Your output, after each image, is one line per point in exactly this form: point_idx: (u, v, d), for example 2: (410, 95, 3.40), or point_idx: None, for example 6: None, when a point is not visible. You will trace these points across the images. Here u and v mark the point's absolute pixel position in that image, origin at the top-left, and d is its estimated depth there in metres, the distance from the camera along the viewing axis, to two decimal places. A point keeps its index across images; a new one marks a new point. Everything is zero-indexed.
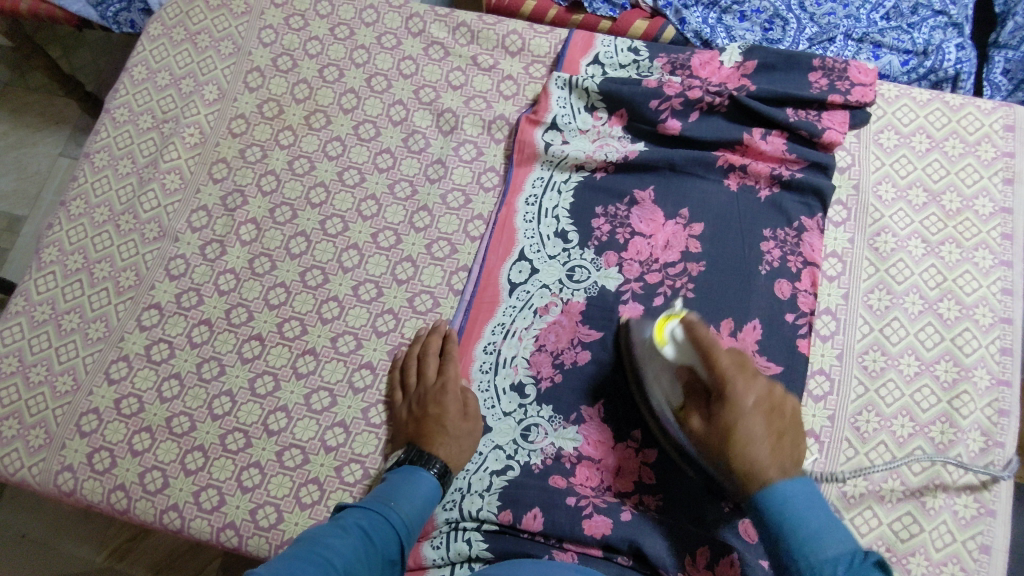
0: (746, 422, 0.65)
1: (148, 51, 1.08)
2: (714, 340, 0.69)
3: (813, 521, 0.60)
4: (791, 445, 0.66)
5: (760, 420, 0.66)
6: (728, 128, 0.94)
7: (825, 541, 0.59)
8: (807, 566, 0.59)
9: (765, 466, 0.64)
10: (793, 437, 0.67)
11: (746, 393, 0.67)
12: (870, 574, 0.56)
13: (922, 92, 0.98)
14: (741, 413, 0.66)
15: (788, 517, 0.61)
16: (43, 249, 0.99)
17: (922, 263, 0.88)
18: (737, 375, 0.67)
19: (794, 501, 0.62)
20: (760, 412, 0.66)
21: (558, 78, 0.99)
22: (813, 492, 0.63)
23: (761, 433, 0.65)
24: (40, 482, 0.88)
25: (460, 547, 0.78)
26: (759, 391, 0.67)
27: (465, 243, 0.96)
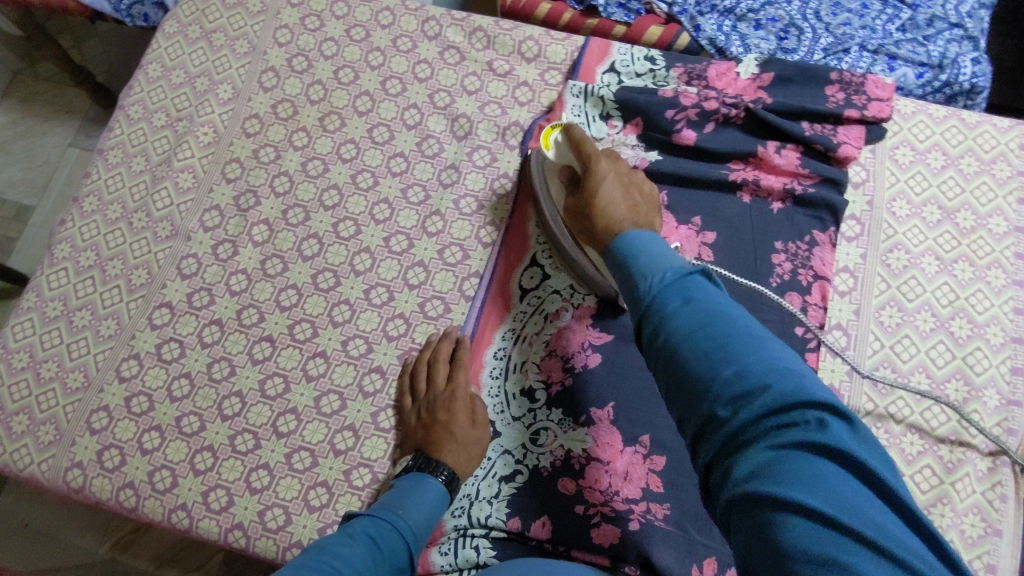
0: (605, 183, 0.73)
1: (163, 48, 1.08)
2: (585, 138, 0.79)
3: (644, 247, 0.60)
4: (648, 215, 0.73)
5: (619, 182, 0.75)
6: (743, 140, 0.94)
7: (658, 259, 0.58)
8: (641, 273, 0.57)
9: (614, 215, 0.70)
10: (651, 206, 0.75)
11: (603, 170, 0.75)
12: (692, 277, 0.55)
13: (938, 108, 0.97)
14: (599, 171, 0.75)
15: (631, 250, 0.60)
16: (56, 244, 0.99)
17: (935, 280, 0.88)
18: (598, 163, 0.76)
19: (637, 246, 0.61)
20: (618, 181, 0.74)
21: (574, 85, 0.99)
22: (650, 235, 0.62)
23: (616, 190, 0.73)
24: (49, 478, 0.88)
25: (468, 553, 0.79)
26: (616, 164, 0.77)
27: (477, 249, 0.96)
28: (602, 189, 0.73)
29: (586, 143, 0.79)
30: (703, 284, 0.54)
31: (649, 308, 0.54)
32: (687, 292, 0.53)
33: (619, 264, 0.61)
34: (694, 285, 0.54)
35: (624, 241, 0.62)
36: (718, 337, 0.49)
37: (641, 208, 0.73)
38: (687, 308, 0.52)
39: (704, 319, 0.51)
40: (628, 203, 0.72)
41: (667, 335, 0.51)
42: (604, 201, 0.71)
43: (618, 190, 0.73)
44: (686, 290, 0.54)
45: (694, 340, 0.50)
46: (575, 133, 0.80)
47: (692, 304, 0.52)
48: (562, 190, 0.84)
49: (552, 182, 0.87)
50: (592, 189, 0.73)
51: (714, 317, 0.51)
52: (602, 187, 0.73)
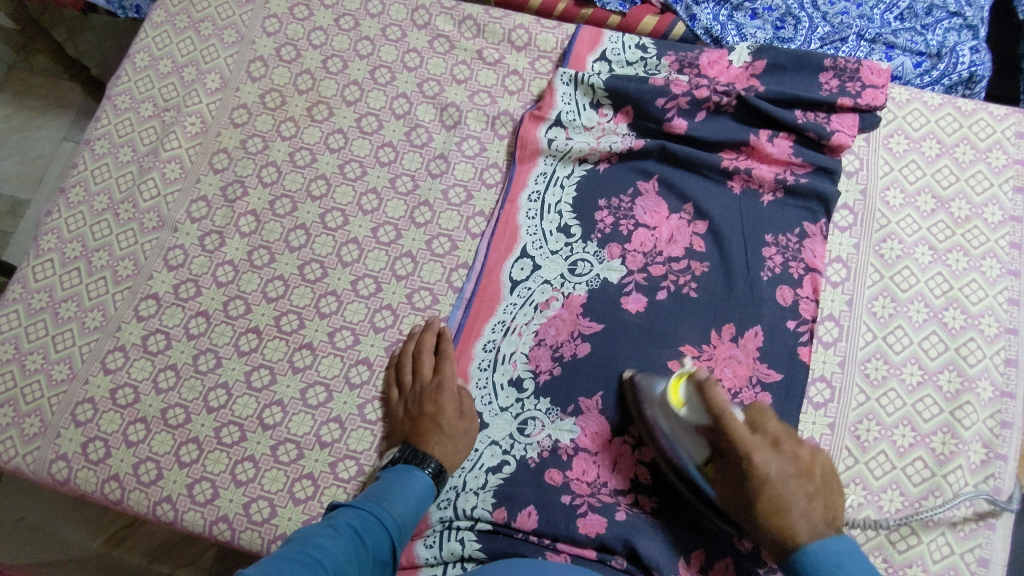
0: (779, 486, 0.65)
1: (150, 38, 1.07)
2: (728, 411, 0.68)
3: (856, 573, 0.61)
4: (824, 488, 0.67)
5: (795, 482, 0.66)
6: (735, 129, 0.93)
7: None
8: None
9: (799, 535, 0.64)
10: (824, 494, 0.66)
11: (773, 465, 0.66)
12: None
13: (933, 96, 0.96)
14: (774, 480, 0.65)
15: (832, 573, 0.61)
16: (42, 236, 0.98)
17: (928, 270, 0.87)
18: (756, 446, 0.66)
19: (840, 559, 0.62)
20: (797, 478, 0.66)
21: (563, 73, 0.98)
22: (855, 551, 0.63)
23: (799, 500, 0.65)
24: (34, 471, 0.87)
25: (453, 546, 0.78)
26: (785, 452, 0.67)
27: (466, 239, 0.95)
28: (769, 489, 0.65)
29: (738, 424, 0.67)
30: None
31: None
32: None
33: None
34: None
35: (823, 549, 0.63)
36: None
37: (819, 502, 0.65)
38: None
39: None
40: (810, 491, 0.66)
41: None
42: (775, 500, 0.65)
43: (794, 480, 0.66)
44: None
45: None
46: (713, 395, 0.69)
47: None
48: (703, 449, 0.72)
49: (681, 433, 0.74)
50: (771, 511, 0.65)
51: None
52: (772, 492, 0.65)
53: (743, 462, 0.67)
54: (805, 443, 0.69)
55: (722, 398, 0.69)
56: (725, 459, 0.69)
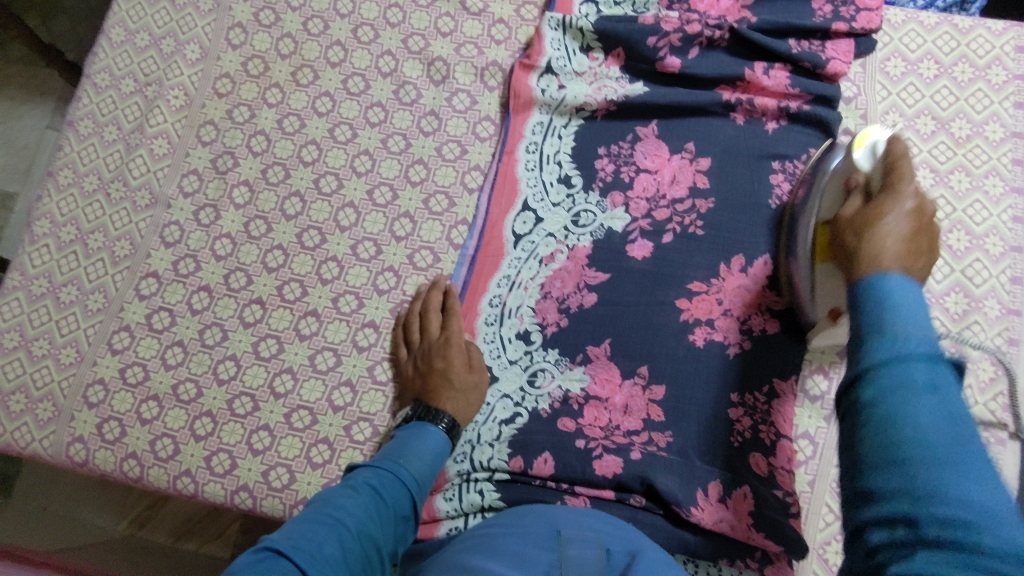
0: (886, 224, 0.56)
1: (124, 11, 1.04)
2: (908, 155, 0.62)
3: (906, 307, 0.48)
4: (927, 267, 0.55)
5: (909, 220, 0.56)
6: (729, 62, 0.91)
7: (918, 324, 0.46)
8: (886, 333, 0.47)
9: (885, 254, 0.53)
10: (925, 256, 0.55)
11: (898, 207, 0.57)
12: (945, 366, 0.45)
13: (930, 15, 0.94)
14: (891, 210, 0.58)
15: (885, 297, 0.49)
16: (34, 221, 0.97)
17: (931, 193, 0.86)
18: (899, 204, 0.58)
19: (894, 297, 0.49)
20: (912, 218, 0.57)
21: (551, 18, 0.96)
22: (912, 287, 0.50)
23: (899, 232, 0.55)
24: (52, 454, 0.88)
25: (473, 497, 0.79)
26: (922, 203, 0.58)
27: (463, 195, 0.94)
28: (880, 222, 0.56)
29: (903, 174, 0.60)
30: (949, 400, 0.44)
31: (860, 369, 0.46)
32: (933, 384, 0.44)
33: (860, 324, 0.49)
34: (935, 388, 0.44)
35: (875, 286, 0.51)
36: (947, 446, 0.42)
37: (918, 256, 0.54)
38: (910, 429, 0.43)
39: (940, 421, 0.42)
40: (913, 237, 0.55)
41: (890, 432, 0.43)
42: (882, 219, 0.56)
43: (903, 231, 0.55)
44: (927, 381, 0.44)
45: (923, 416, 0.43)
46: (896, 149, 0.64)
47: (933, 389, 0.44)
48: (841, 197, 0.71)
49: (829, 190, 0.74)
50: (880, 209, 0.58)
51: (952, 408, 0.43)
52: (883, 221, 0.56)
53: (874, 210, 0.58)
54: (939, 227, 0.58)
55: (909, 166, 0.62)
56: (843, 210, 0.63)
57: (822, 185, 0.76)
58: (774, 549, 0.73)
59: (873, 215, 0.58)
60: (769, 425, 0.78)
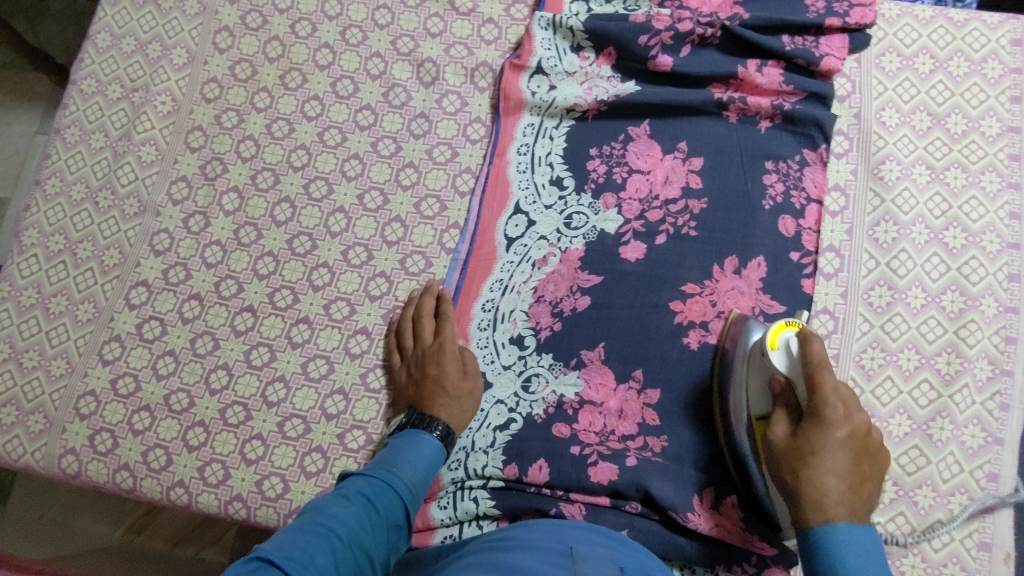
0: (823, 475, 0.61)
1: (110, 16, 1.03)
2: (825, 359, 0.66)
3: (857, 561, 0.57)
4: (870, 499, 0.62)
5: (845, 455, 0.62)
6: (722, 61, 0.90)
7: None
8: None
9: (828, 505, 0.60)
10: (867, 487, 0.63)
11: (836, 438, 0.63)
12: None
13: (925, 9, 0.93)
14: (827, 444, 0.62)
15: (835, 554, 0.58)
16: (22, 231, 0.96)
17: (927, 190, 0.85)
18: (832, 400, 0.64)
19: (844, 543, 0.58)
20: (847, 451, 0.63)
21: (540, 18, 0.95)
22: (863, 531, 0.59)
23: (838, 476, 0.61)
24: (44, 467, 0.87)
25: (467, 505, 0.78)
26: (852, 424, 0.64)
27: (455, 199, 0.93)
28: (816, 461, 0.62)
29: (827, 383, 0.65)
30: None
31: None
32: None
33: (817, 563, 0.59)
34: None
35: (830, 535, 0.59)
36: None
37: (857, 483, 0.61)
38: None
39: None
40: (854, 491, 0.61)
41: None
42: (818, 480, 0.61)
43: (842, 490, 0.61)
44: None
45: None
46: (812, 352, 0.67)
47: None
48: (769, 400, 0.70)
49: (754, 379, 0.72)
50: (814, 447, 0.63)
51: None
52: (818, 459, 0.62)
53: (806, 450, 0.63)
54: (873, 437, 0.65)
55: (824, 355, 0.66)
56: (773, 461, 0.66)
57: (750, 367, 0.73)
58: (768, 553, 0.72)
59: (812, 445, 0.63)
60: None
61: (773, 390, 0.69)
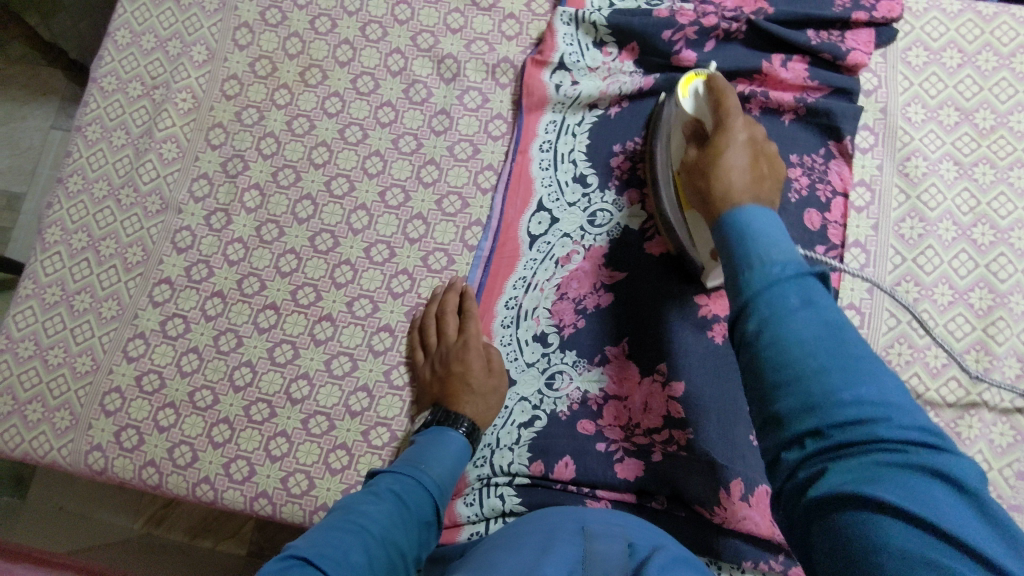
0: (728, 158, 0.62)
1: (129, 13, 1.03)
2: (729, 87, 0.68)
3: (761, 226, 0.53)
4: (772, 192, 0.62)
5: (745, 153, 0.63)
6: (746, 55, 0.89)
7: (779, 246, 0.52)
8: (754, 263, 0.51)
9: (734, 188, 0.59)
10: (768, 180, 0.62)
11: (740, 127, 0.65)
12: (812, 279, 0.49)
13: (952, 3, 0.92)
14: (728, 143, 0.64)
15: (744, 229, 0.54)
16: (45, 229, 0.96)
17: (954, 186, 0.85)
18: (736, 125, 0.65)
19: (750, 223, 0.54)
20: (748, 147, 0.63)
21: (563, 13, 0.94)
22: (766, 213, 0.55)
23: (742, 162, 0.62)
24: (70, 463, 0.88)
25: (494, 502, 0.79)
26: (751, 132, 0.65)
27: (477, 195, 0.93)
28: (723, 159, 0.62)
29: (731, 98, 0.67)
30: (821, 296, 0.49)
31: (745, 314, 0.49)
32: (805, 292, 0.48)
33: (727, 242, 0.55)
34: (811, 292, 0.49)
35: (736, 221, 0.55)
36: (836, 355, 0.45)
37: (763, 184, 0.61)
38: (801, 322, 0.47)
39: (818, 335, 0.46)
40: (751, 171, 0.61)
41: (762, 325, 0.48)
42: (723, 189, 0.60)
43: (739, 155, 0.63)
44: (806, 294, 0.48)
45: (805, 335, 0.46)
46: (717, 81, 0.69)
47: (807, 307, 0.47)
48: (683, 145, 0.73)
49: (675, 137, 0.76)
50: (718, 149, 0.64)
51: (828, 317, 0.47)
52: (726, 156, 0.62)
53: (712, 159, 0.63)
54: (776, 157, 0.65)
55: (726, 85, 0.69)
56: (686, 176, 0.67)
57: (670, 129, 0.78)
58: None
59: (717, 163, 0.62)
60: None
61: (688, 136, 0.72)
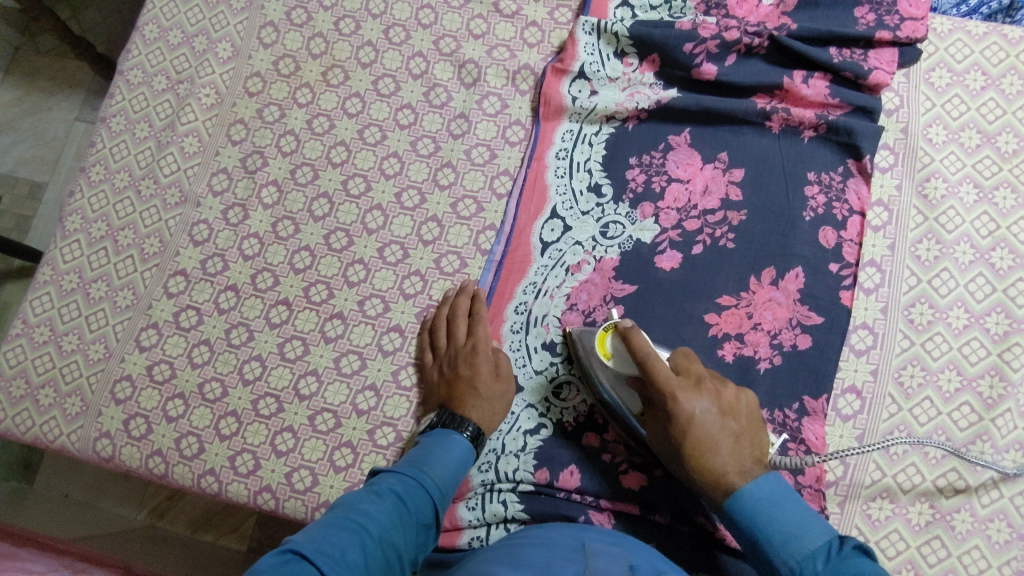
0: (702, 430, 0.68)
1: (158, 9, 1.05)
2: (653, 353, 0.70)
3: (785, 520, 0.63)
4: (752, 443, 0.69)
5: (713, 419, 0.68)
6: (768, 71, 0.89)
7: (804, 534, 0.62)
8: (785, 565, 0.61)
9: (727, 476, 0.66)
10: (755, 437, 0.70)
11: (696, 399, 0.68)
12: (851, 560, 0.59)
13: (978, 25, 0.92)
14: (689, 413, 0.68)
15: (754, 518, 0.64)
16: (66, 217, 0.97)
17: (974, 210, 0.84)
18: (681, 387, 0.69)
19: (759, 505, 0.64)
20: (714, 414, 0.69)
21: (585, 23, 0.94)
22: (773, 479, 0.66)
23: (720, 436, 0.68)
24: (78, 449, 0.88)
25: (496, 508, 0.78)
26: (708, 391, 0.70)
27: (492, 200, 0.93)
28: (705, 448, 0.67)
29: (661, 368, 0.69)
30: (857, 563, 0.59)
31: None
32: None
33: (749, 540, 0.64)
34: (852, 566, 0.58)
35: (737, 507, 0.65)
36: None
37: (741, 449, 0.68)
38: None
39: None
40: (725, 428, 0.68)
41: None
42: (716, 477, 0.67)
43: (712, 417, 0.69)
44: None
45: None
46: (639, 345, 0.70)
47: None
48: (632, 396, 0.76)
49: (610, 379, 0.77)
50: (683, 428, 0.68)
51: None
52: (697, 431, 0.68)
53: (681, 433, 0.69)
54: (741, 395, 0.72)
55: (647, 345, 0.70)
56: (654, 406, 0.72)
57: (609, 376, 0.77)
58: None
59: (700, 455, 0.68)
60: (799, 442, 0.77)
61: (631, 386, 0.75)
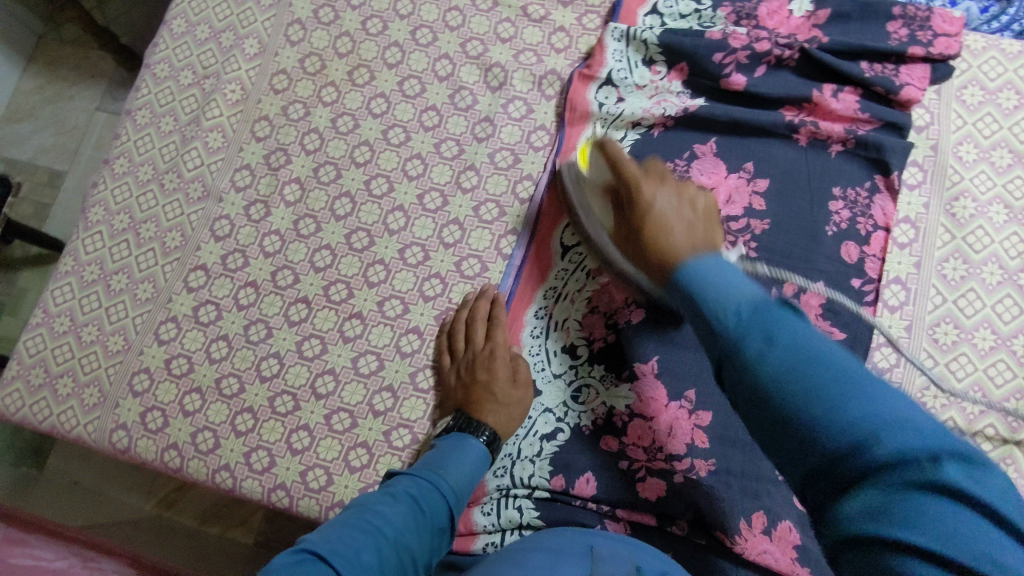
0: (657, 209, 0.74)
1: (186, 3, 1.05)
2: (624, 158, 0.79)
3: (715, 279, 0.59)
4: (705, 224, 0.73)
5: (666, 195, 0.75)
6: (798, 83, 0.88)
7: (731, 291, 0.57)
8: (714, 315, 0.56)
9: (673, 233, 0.70)
10: (709, 227, 0.73)
11: (655, 191, 0.76)
12: (773, 309, 0.54)
13: (1012, 44, 0.91)
14: (648, 197, 0.76)
15: (694, 280, 0.61)
16: (90, 208, 0.98)
17: (1003, 230, 0.83)
18: (647, 184, 0.77)
19: (701, 273, 0.60)
20: (669, 198, 0.75)
21: (614, 29, 0.94)
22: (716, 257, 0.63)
23: (671, 209, 0.74)
24: (95, 440, 0.89)
25: (511, 513, 0.78)
26: (669, 183, 0.78)
27: (514, 205, 0.93)
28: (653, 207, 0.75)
29: (630, 167, 0.79)
30: (783, 314, 0.53)
31: (726, 348, 0.54)
32: (772, 326, 0.52)
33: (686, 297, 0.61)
34: (775, 315, 0.53)
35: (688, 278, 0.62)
36: (806, 362, 0.49)
37: (693, 222, 0.72)
38: (775, 344, 0.51)
39: (792, 355, 0.50)
40: (678, 207, 0.75)
41: (746, 348, 0.52)
42: (662, 236, 0.70)
43: (670, 207, 0.75)
44: (769, 326, 0.53)
45: (791, 361, 0.50)
46: (614, 151, 0.80)
47: (781, 339, 0.51)
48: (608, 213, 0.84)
49: (596, 206, 0.86)
50: (641, 211, 0.75)
51: (826, 360, 0.50)
52: (655, 208, 0.74)
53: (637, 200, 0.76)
54: (703, 199, 0.78)
55: (620, 152, 0.80)
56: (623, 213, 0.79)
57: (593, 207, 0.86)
58: None
59: (653, 222, 0.73)
60: None
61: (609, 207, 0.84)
